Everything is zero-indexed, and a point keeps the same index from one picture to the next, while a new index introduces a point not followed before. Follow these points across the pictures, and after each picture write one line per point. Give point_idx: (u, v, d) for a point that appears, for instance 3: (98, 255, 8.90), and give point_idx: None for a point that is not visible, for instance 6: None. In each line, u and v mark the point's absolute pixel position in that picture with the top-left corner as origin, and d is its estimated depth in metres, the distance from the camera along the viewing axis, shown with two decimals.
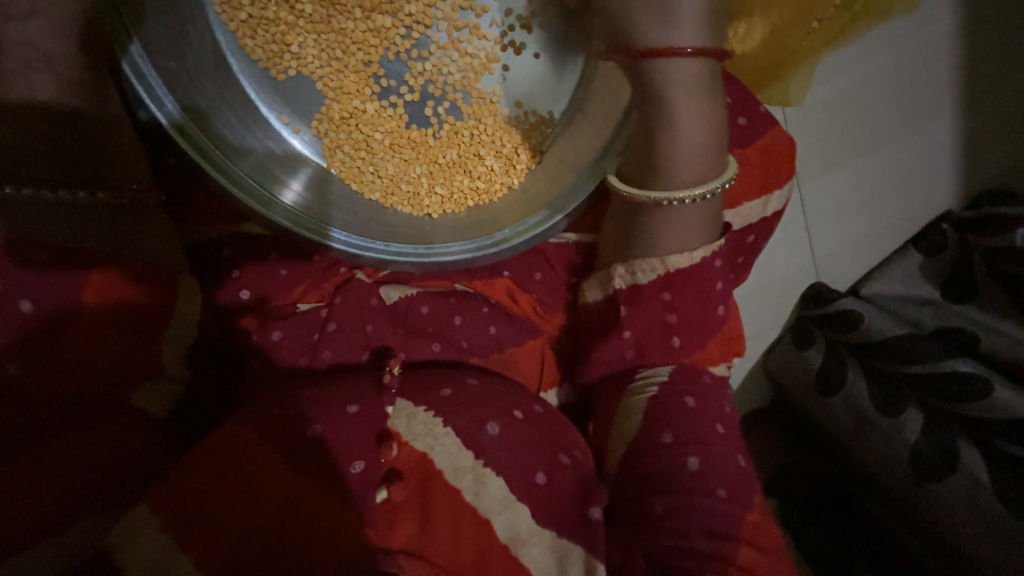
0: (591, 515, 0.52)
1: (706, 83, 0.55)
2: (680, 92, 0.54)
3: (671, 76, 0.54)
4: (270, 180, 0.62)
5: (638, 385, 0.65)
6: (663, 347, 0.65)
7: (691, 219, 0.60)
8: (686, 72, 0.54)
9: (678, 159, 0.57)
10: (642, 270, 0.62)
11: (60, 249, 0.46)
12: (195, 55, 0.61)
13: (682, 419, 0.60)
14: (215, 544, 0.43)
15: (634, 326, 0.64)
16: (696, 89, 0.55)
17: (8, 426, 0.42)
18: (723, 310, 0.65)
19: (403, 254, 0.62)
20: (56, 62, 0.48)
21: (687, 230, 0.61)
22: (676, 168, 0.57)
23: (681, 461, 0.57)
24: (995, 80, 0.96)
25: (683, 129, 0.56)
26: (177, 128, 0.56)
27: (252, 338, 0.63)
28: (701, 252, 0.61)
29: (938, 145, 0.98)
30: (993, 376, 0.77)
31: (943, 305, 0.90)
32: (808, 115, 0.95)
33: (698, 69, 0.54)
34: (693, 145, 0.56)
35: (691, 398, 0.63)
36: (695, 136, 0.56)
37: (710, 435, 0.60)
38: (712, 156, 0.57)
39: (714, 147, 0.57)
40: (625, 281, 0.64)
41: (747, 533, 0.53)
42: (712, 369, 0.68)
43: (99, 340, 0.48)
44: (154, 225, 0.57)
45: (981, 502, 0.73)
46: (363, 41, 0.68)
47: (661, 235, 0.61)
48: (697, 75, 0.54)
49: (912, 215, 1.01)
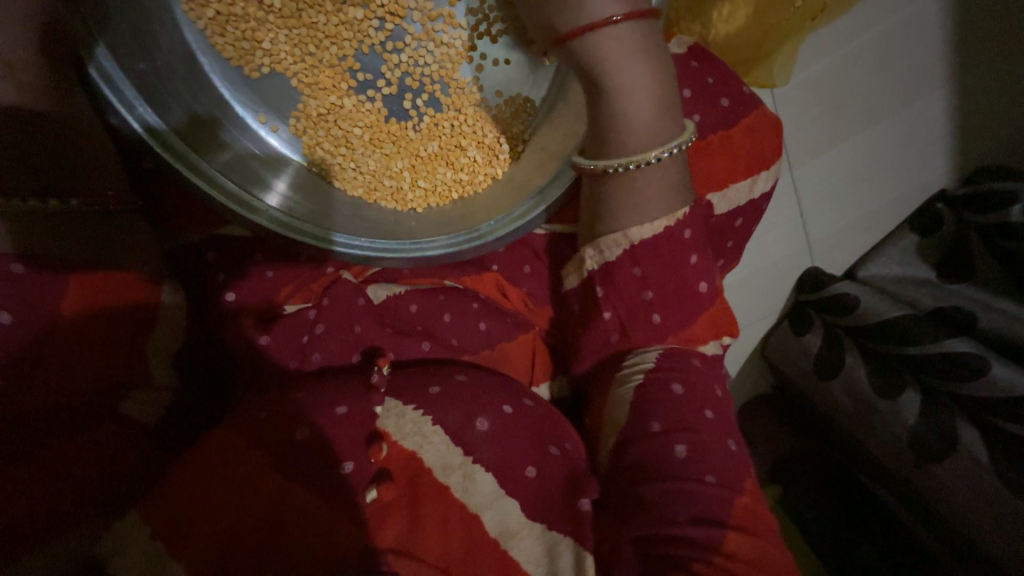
0: (580, 505, 0.52)
1: (648, 45, 0.52)
2: (620, 58, 0.51)
3: (610, 47, 0.51)
4: (252, 181, 0.61)
5: (626, 374, 0.64)
6: (646, 325, 0.63)
7: (656, 186, 0.58)
8: (623, 38, 0.51)
9: (633, 126, 0.54)
10: (609, 247, 0.61)
11: (35, 257, 0.45)
12: (164, 55, 0.59)
13: (670, 407, 0.59)
14: (206, 550, 0.43)
15: (615, 305, 0.63)
16: (637, 53, 0.51)
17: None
18: (705, 287, 0.64)
19: (388, 249, 0.62)
20: (17, 69, 0.45)
21: (654, 198, 0.59)
22: (631, 136, 0.55)
23: (668, 449, 0.56)
24: (986, 52, 0.94)
25: (632, 95, 0.53)
26: (153, 135, 0.54)
27: (239, 342, 0.63)
28: (664, 222, 0.59)
29: (931, 120, 0.96)
30: (990, 355, 0.76)
31: (942, 286, 0.89)
32: (798, 95, 0.93)
33: (636, 32, 0.51)
34: (648, 111, 0.54)
35: (679, 385, 0.61)
36: (647, 100, 0.53)
37: (698, 420, 0.59)
38: (665, 119, 0.55)
39: (668, 109, 0.54)
40: (597, 262, 0.62)
41: (736, 518, 0.53)
42: (702, 350, 0.66)
43: (83, 346, 0.47)
44: (134, 232, 0.56)
45: (980, 482, 0.72)
46: (336, 35, 0.67)
47: (623, 208, 0.59)
48: (637, 38, 0.51)
49: (906, 192, 1.00)
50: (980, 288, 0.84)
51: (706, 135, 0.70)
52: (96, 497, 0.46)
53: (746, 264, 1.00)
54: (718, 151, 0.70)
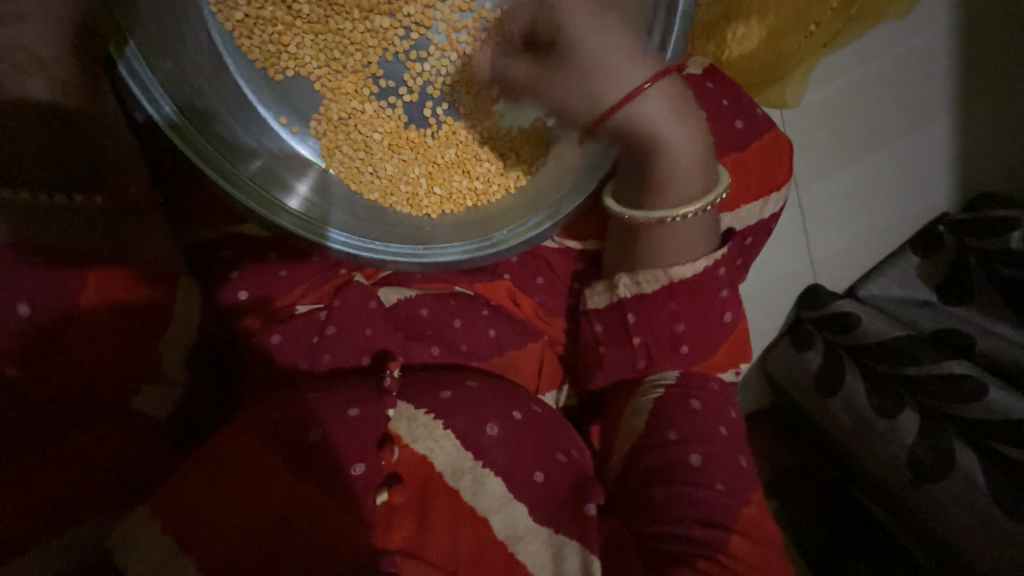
0: (586, 510, 0.53)
1: (683, 109, 0.58)
2: (656, 121, 0.57)
3: (645, 111, 0.57)
4: (272, 183, 0.62)
5: (648, 386, 0.66)
6: (670, 352, 0.65)
7: (697, 233, 0.62)
8: (657, 103, 0.57)
9: (676, 181, 0.60)
10: (648, 281, 0.63)
11: (58, 251, 0.45)
12: (190, 54, 0.59)
13: (689, 420, 0.61)
14: (216, 547, 0.43)
15: (643, 332, 0.64)
16: (668, 116, 0.58)
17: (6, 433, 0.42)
18: (728, 316, 0.66)
19: (402, 254, 0.63)
20: (47, 64, 0.46)
21: (696, 243, 0.63)
22: (671, 189, 0.60)
23: (685, 456, 0.57)
24: (991, 83, 0.96)
25: (668, 154, 0.59)
26: (172, 127, 0.55)
27: (251, 340, 0.63)
28: (702, 262, 0.63)
29: (936, 147, 0.98)
30: (986, 377, 0.79)
31: (940, 307, 0.91)
32: (807, 117, 0.95)
33: (669, 95, 0.57)
34: (685, 166, 0.60)
35: (697, 401, 0.63)
36: (683, 156, 0.59)
37: (714, 433, 0.60)
38: (700, 176, 0.60)
39: (705, 161, 0.60)
40: (630, 292, 0.64)
41: (742, 524, 0.54)
42: (720, 375, 0.68)
43: (98, 334, 0.48)
44: (150, 227, 0.57)
45: (977, 501, 0.73)
46: (361, 42, 0.68)
47: (662, 252, 0.63)
48: (669, 101, 0.57)
49: (912, 217, 1.01)
50: (980, 313, 0.87)
51: (720, 154, 0.72)
52: (105, 492, 0.47)
53: (756, 277, 1.00)
54: (732, 171, 0.72)
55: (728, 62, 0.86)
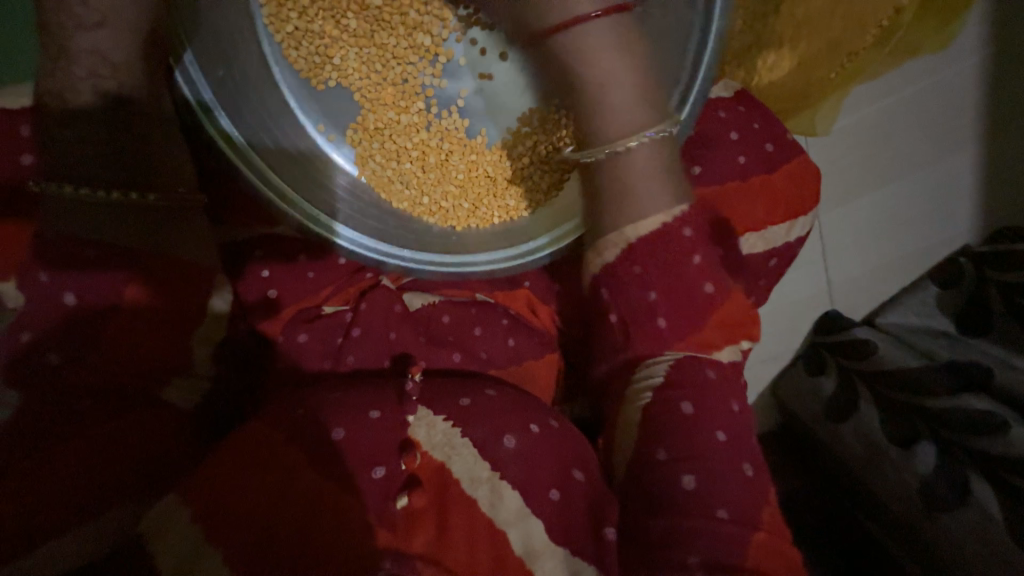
0: (605, 533, 0.52)
1: (626, 39, 0.58)
2: (588, 52, 0.58)
3: (580, 39, 0.58)
4: (311, 187, 0.65)
5: (635, 392, 0.63)
6: (652, 333, 0.63)
7: (648, 173, 0.60)
8: (594, 32, 0.57)
9: (615, 111, 0.59)
10: (607, 248, 0.63)
11: (110, 245, 0.49)
12: (242, 64, 0.63)
13: (679, 432, 0.59)
14: (242, 537, 0.44)
15: (619, 308, 0.63)
16: (606, 47, 0.58)
17: (51, 407, 0.46)
18: (709, 287, 0.63)
19: (432, 262, 0.66)
20: (120, 70, 0.50)
21: (648, 188, 0.61)
22: (610, 123, 0.60)
23: (676, 479, 0.56)
24: (1022, 118, 0.96)
25: (604, 85, 0.59)
26: (204, 109, 0.57)
27: (278, 342, 0.65)
28: (659, 218, 0.61)
29: (959, 179, 0.98)
30: (1008, 413, 0.77)
31: (958, 338, 0.89)
32: (834, 143, 0.95)
33: (612, 30, 0.58)
34: (626, 101, 0.59)
35: (689, 404, 0.60)
36: (621, 91, 0.59)
37: (707, 443, 0.58)
38: (647, 106, 0.60)
39: (649, 94, 0.60)
40: (597, 263, 0.64)
41: (752, 559, 0.53)
42: (715, 354, 0.65)
43: (143, 332, 0.51)
44: (197, 228, 0.57)
45: (991, 535, 0.73)
46: (402, 57, 0.70)
47: (619, 200, 0.61)
48: (610, 31, 0.58)
49: (931, 246, 1.01)
50: (998, 345, 0.86)
51: (749, 176, 0.73)
52: (132, 478, 0.47)
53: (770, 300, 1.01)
54: (758, 194, 0.72)
55: (758, 87, 0.86)
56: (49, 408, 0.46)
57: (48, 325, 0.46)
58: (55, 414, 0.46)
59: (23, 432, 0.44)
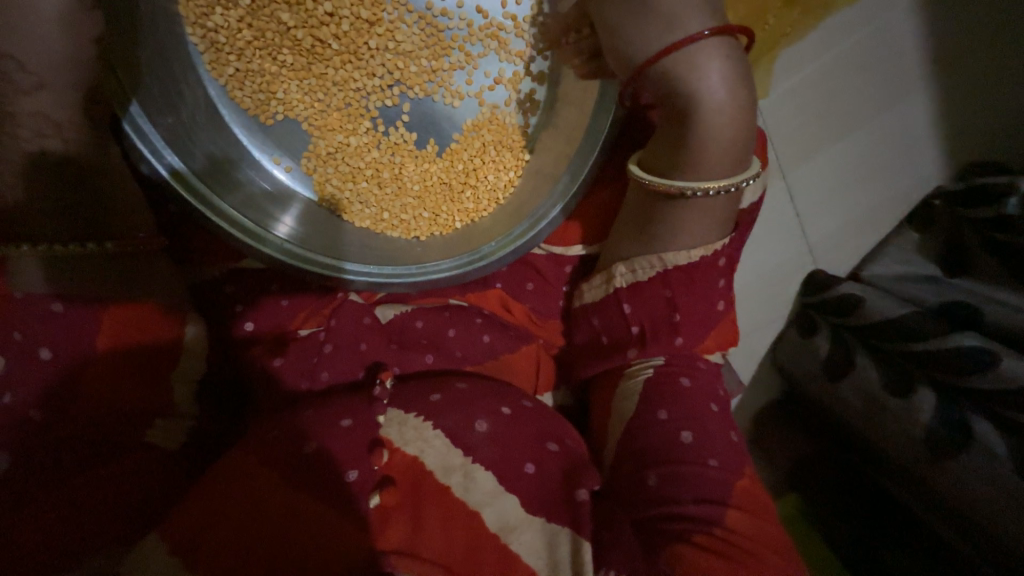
0: (577, 496, 0.53)
1: (738, 71, 0.54)
2: (715, 79, 0.53)
3: (707, 63, 0.52)
4: (265, 217, 0.66)
5: (636, 369, 0.66)
6: (668, 344, 0.65)
7: (712, 215, 0.61)
8: (718, 56, 0.52)
9: (713, 146, 0.55)
10: (642, 267, 0.65)
11: (80, 296, 0.50)
12: (189, 108, 0.66)
13: (674, 397, 0.62)
14: (220, 564, 0.44)
15: (642, 320, 0.66)
16: (732, 76, 0.53)
17: (43, 454, 0.46)
18: (722, 305, 0.67)
19: (396, 275, 0.66)
20: (63, 127, 0.50)
21: (703, 225, 0.62)
22: (716, 156, 0.56)
23: (675, 435, 0.59)
24: (966, 56, 0.97)
25: (724, 116, 0.54)
26: (177, 178, 0.59)
27: (256, 367, 0.67)
28: (700, 252, 0.63)
29: (917, 122, 0.99)
30: (999, 348, 0.73)
31: (944, 281, 0.89)
32: (785, 107, 0.97)
33: (724, 56, 0.52)
34: (727, 137, 0.55)
35: (687, 378, 0.65)
36: (736, 123, 0.55)
37: (702, 409, 0.62)
38: (742, 150, 0.57)
39: (747, 135, 0.56)
40: (627, 280, 0.66)
41: (737, 499, 0.56)
42: (708, 357, 0.69)
43: (117, 375, 0.52)
44: (161, 269, 0.62)
45: (998, 475, 0.69)
46: (344, 83, 0.73)
47: (671, 236, 0.63)
48: (725, 57, 0.52)
49: (901, 193, 1.01)
50: (980, 280, 0.85)
51: None
52: (113, 523, 0.48)
53: (746, 269, 1.02)
54: None
55: None
56: (42, 455, 0.46)
57: (34, 386, 0.46)
58: (52, 461, 0.46)
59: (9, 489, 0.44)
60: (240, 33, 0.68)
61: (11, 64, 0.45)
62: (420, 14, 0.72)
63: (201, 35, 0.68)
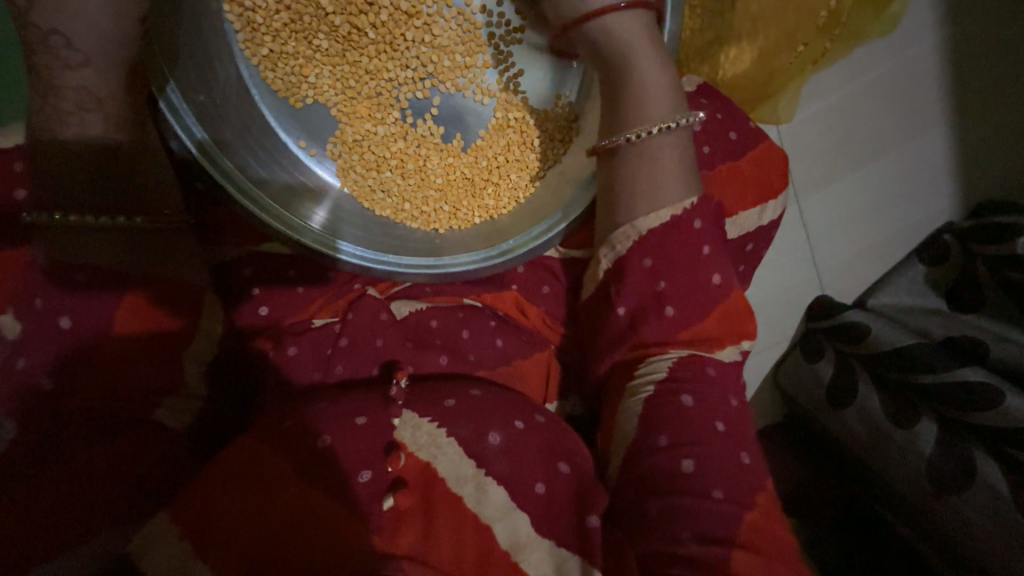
0: (588, 522, 0.52)
1: (648, 34, 0.63)
2: (635, 45, 0.62)
3: (620, 24, 0.62)
4: (295, 205, 0.67)
5: (637, 385, 0.65)
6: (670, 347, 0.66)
7: (663, 163, 0.63)
8: (626, 20, 0.62)
9: (637, 101, 0.63)
10: (620, 242, 0.64)
11: (100, 271, 0.49)
12: (221, 86, 0.66)
13: (679, 421, 0.61)
14: (228, 552, 0.44)
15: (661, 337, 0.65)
16: (647, 37, 0.63)
17: (53, 420, 0.45)
18: (717, 279, 0.66)
19: (415, 266, 0.66)
20: (104, 102, 0.52)
21: (660, 177, 0.63)
22: (641, 106, 0.63)
23: (676, 463, 0.58)
24: (986, 93, 0.99)
25: (647, 77, 0.63)
26: (203, 153, 0.59)
27: (268, 355, 0.67)
28: (668, 210, 0.63)
29: (933, 155, 1.00)
30: (1004, 386, 0.74)
31: (953, 315, 0.88)
32: (802, 131, 0.99)
33: (633, 18, 0.62)
34: (648, 90, 0.63)
35: (689, 396, 0.62)
36: (657, 83, 0.63)
37: (710, 435, 0.61)
38: (666, 101, 0.64)
39: (668, 87, 0.63)
40: (610, 259, 0.66)
41: (745, 537, 0.54)
42: (715, 354, 0.66)
43: (129, 356, 0.51)
44: (184, 244, 0.62)
45: (1004, 512, 0.70)
46: (376, 72, 0.73)
47: (632, 202, 0.64)
48: (632, 21, 0.62)
49: (914, 223, 1.02)
50: (991, 319, 0.84)
51: (716, 162, 0.75)
52: (114, 502, 0.46)
53: (755, 291, 1.03)
54: (727, 181, 0.75)
55: (723, 80, 0.90)
56: (66, 419, 0.46)
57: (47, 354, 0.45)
58: (72, 433, 0.46)
59: (27, 453, 0.43)
60: (276, 14, 0.69)
61: (60, 39, 0.50)
62: (459, 10, 0.73)
63: (238, 13, 0.68)
